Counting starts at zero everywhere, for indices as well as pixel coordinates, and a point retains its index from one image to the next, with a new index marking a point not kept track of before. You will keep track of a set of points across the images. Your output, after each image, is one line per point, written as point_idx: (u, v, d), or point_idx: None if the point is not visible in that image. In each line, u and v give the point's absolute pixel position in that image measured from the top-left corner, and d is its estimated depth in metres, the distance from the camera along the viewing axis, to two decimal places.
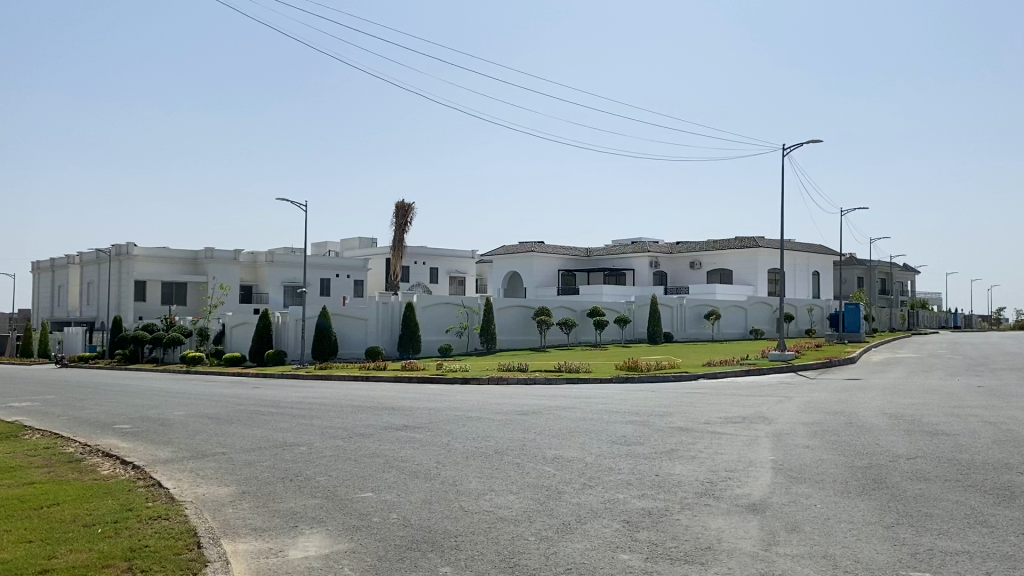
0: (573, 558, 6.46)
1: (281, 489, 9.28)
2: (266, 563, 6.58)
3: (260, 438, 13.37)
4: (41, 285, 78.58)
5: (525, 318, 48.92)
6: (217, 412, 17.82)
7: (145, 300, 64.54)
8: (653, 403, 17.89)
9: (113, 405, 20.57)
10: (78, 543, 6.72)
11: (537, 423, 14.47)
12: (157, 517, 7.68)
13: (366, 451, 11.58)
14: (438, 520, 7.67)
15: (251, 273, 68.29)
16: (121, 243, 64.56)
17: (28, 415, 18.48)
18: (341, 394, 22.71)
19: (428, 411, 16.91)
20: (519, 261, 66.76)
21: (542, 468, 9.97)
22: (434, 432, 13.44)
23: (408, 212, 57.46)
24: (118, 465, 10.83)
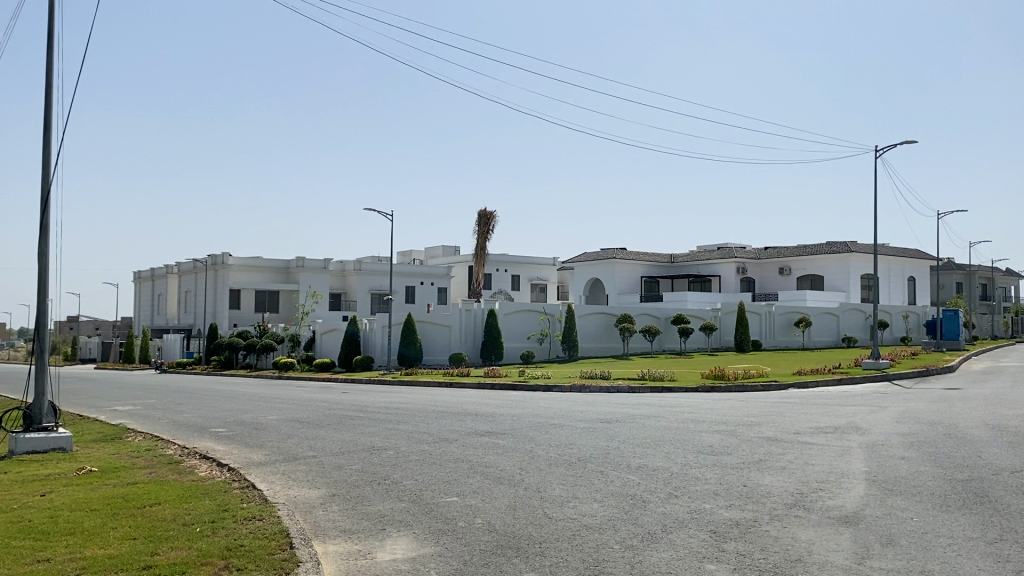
0: (658, 567, 6.41)
1: (368, 492, 9.48)
2: (355, 564, 6.74)
3: (348, 442, 13.70)
4: (142, 293, 82.20)
5: (607, 325, 48.70)
6: (308, 416, 18.33)
7: (239, 308, 66.80)
8: (741, 412, 17.56)
9: (210, 408, 21.43)
10: (178, 541, 7.01)
11: (620, 430, 14.42)
12: (252, 518, 7.96)
13: (451, 456, 11.73)
14: (522, 526, 7.71)
15: (340, 281, 70.11)
16: (217, 254, 66.99)
17: (132, 418, 19.39)
18: (426, 399, 23.03)
19: (512, 418, 16.98)
20: (602, 268, 66.45)
21: (626, 476, 9.90)
22: (517, 438, 13.50)
23: (490, 220, 57.82)
24: (214, 467, 11.27)
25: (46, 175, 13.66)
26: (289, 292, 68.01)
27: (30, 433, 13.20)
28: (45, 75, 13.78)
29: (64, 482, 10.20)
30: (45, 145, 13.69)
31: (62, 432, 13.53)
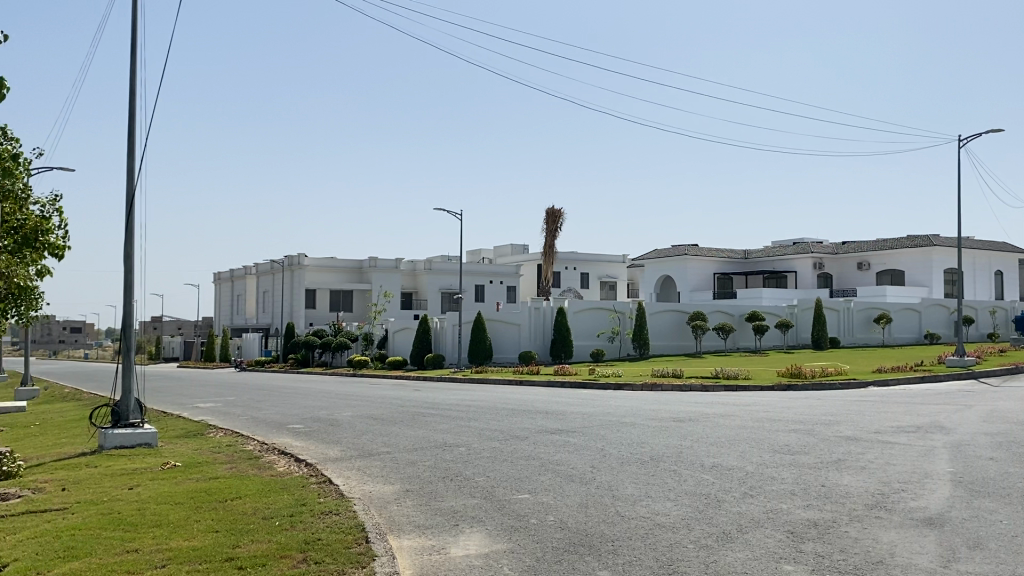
0: (734, 567, 6.31)
1: (441, 489, 9.58)
2: (429, 560, 6.80)
3: (420, 438, 13.85)
4: (222, 294, 84.71)
5: (679, 323, 48.18)
6: (382, 413, 18.61)
7: (315, 307, 68.19)
8: (817, 410, 17.17)
9: (287, 405, 21.99)
10: (259, 534, 7.21)
11: (693, 429, 14.26)
12: (328, 512, 8.12)
13: (522, 454, 11.75)
14: (595, 524, 7.68)
15: (411, 280, 71.04)
16: (293, 254, 68.59)
17: (214, 414, 20.05)
18: (497, 397, 23.16)
19: (583, 416, 16.95)
20: (672, 264, 65.72)
21: (699, 476, 9.77)
22: (589, 437, 13.47)
23: (559, 218, 57.76)
24: (292, 462, 11.53)
25: (131, 180, 14.17)
26: (362, 291, 69.20)
27: (118, 428, 13.72)
28: (130, 83, 14.30)
29: (151, 476, 10.56)
30: (130, 151, 14.21)
31: (149, 429, 14.05)
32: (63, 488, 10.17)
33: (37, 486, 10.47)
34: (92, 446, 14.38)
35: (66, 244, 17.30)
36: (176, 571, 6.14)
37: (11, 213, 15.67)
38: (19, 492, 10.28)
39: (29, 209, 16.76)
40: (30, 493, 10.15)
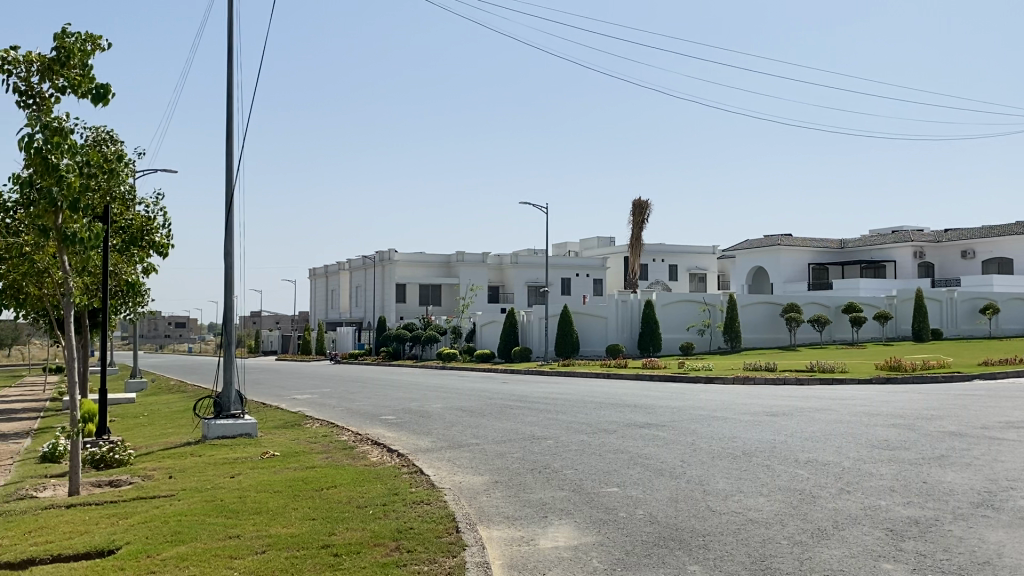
0: (831, 565, 6.14)
1: (530, 480, 9.64)
2: (518, 550, 6.87)
3: (508, 431, 13.95)
4: (316, 289, 87.11)
5: (772, 315, 47.15)
6: (471, 405, 18.86)
7: (405, 302, 69.42)
8: (920, 405, 16.50)
9: (379, 397, 22.46)
10: (353, 522, 7.40)
11: (787, 424, 13.93)
12: (420, 502, 8.28)
13: (611, 448, 11.70)
14: (685, 518, 7.60)
15: (498, 274, 71.51)
16: (384, 250, 69.94)
17: (310, 406, 20.66)
18: (584, 390, 23.13)
19: (673, 409, 16.77)
20: (764, 255, 64.29)
21: (793, 471, 9.55)
22: (679, 431, 13.32)
23: (646, 209, 57.11)
24: (385, 453, 11.80)
25: (229, 180, 14.72)
26: (451, 286, 70.10)
27: (221, 419, 14.30)
28: (226, 87, 14.84)
29: (251, 466, 10.98)
30: (228, 154, 14.75)
31: (249, 419, 14.58)
32: (169, 476, 10.68)
33: (147, 475, 11.02)
34: (196, 435, 15.02)
35: (170, 242, 18.16)
36: (276, 556, 6.37)
37: (120, 214, 16.51)
38: (130, 480, 10.83)
39: (135, 210, 17.66)
40: (139, 480, 10.68)
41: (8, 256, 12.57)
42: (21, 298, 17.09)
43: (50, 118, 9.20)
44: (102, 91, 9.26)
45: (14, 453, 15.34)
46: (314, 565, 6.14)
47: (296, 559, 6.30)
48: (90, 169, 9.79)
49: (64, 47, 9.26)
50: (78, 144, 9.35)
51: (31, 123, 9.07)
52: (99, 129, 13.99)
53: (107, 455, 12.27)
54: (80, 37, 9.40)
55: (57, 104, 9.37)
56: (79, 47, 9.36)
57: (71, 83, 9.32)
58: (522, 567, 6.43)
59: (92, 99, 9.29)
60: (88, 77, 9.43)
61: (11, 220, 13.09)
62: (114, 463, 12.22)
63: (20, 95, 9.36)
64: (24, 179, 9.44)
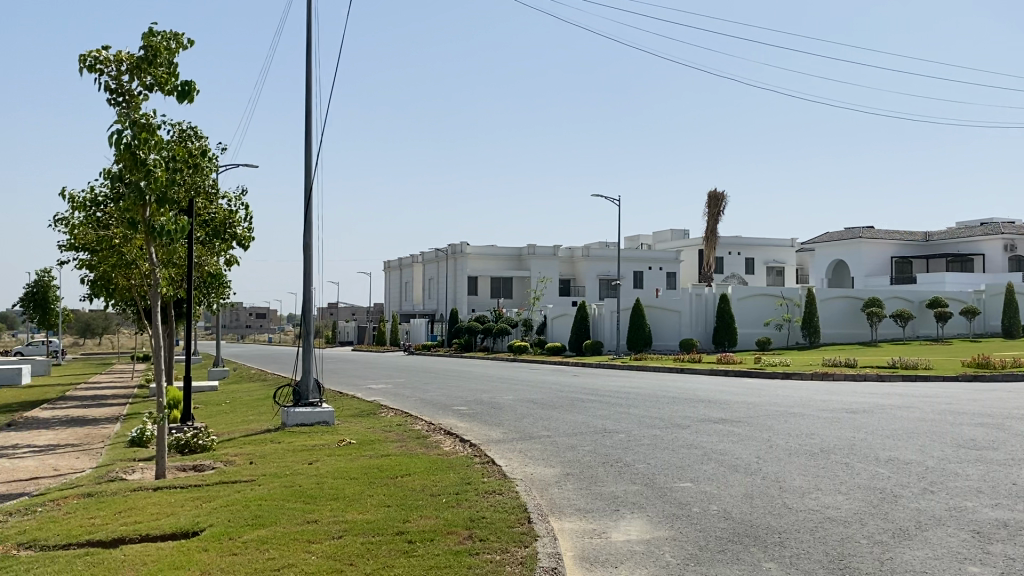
0: (912, 566, 5.97)
1: (602, 473, 9.63)
2: (590, 543, 6.86)
3: (579, 424, 13.96)
4: (391, 282, 88.44)
5: (852, 310, 45.92)
6: (543, 397, 18.90)
7: (477, 294, 70.09)
8: (1010, 404, 15.84)
9: (451, 388, 22.70)
10: (427, 510, 7.51)
11: (868, 421, 13.54)
12: (492, 492, 8.35)
13: (684, 442, 11.59)
14: (760, 515, 7.48)
15: (570, 267, 71.39)
16: (456, 242, 70.60)
17: (385, 395, 21.05)
18: (657, 385, 22.90)
19: (749, 405, 16.48)
20: (845, 248, 62.58)
21: (874, 469, 9.30)
22: (754, 427, 13.10)
23: (721, 201, 56.16)
24: (457, 443, 11.92)
25: (307, 174, 15.05)
26: (522, 278, 70.35)
27: (299, 407, 14.66)
28: (305, 83, 15.15)
29: (328, 453, 11.24)
30: (306, 149, 15.07)
31: (326, 407, 14.91)
32: (250, 461, 11.01)
33: (229, 460, 11.39)
34: (276, 423, 15.42)
35: (251, 235, 18.70)
36: (352, 542, 6.50)
37: (205, 209, 17.05)
38: (213, 465, 11.20)
39: (219, 204, 18.21)
40: (221, 465, 11.02)
41: (99, 247, 13.12)
42: (110, 289, 17.82)
43: (137, 116, 9.55)
44: (186, 87, 9.62)
45: (105, 438, 16.02)
46: (389, 551, 6.25)
47: (372, 545, 6.42)
48: (175, 164, 10.16)
49: (151, 45, 9.60)
50: (164, 140, 9.72)
51: (120, 120, 9.44)
52: (184, 126, 14.48)
53: (191, 440, 12.71)
54: (166, 35, 9.72)
55: (144, 102, 9.74)
56: (164, 45, 9.69)
57: (157, 81, 9.67)
58: (595, 559, 6.42)
59: (177, 97, 9.64)
60: (173, 74, 9.77)
61: (101, 213, 13.63)
62: (198, 449, 12.64)
63: (110, 93, 9.76)
64: (114, 173, 9.83)
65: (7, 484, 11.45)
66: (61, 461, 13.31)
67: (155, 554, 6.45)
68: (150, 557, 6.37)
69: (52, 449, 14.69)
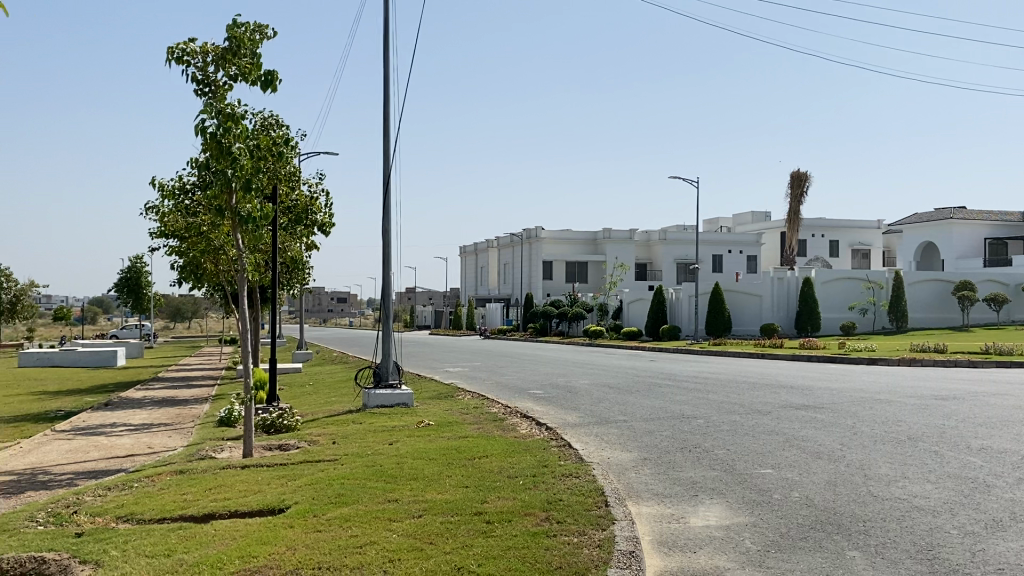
0: (1007, 558, 5.75)
1: (680, 459, 9.56)
2: (668, 528, 6.83)
3: (657, 409, 13.86)
4: (467, 266, 89.15)
5: (942, 293, 44.23)
6: (619, 382, 18.86)
7: (552, 278, 70.11)
8: None
9: (528, 371, 22.83)
10: (504, 491, 7.59)
11: (959, 409, 13.04)
12: (568, 474, 8.38)
13: (765, 429, 11.37)
14: (844, 502, 7.31)
15: (646, 251, 70.74)
16: (530, 227, 70.91)
17: (463, 379, 21.30)
18: (736, 370, 22.54)
19: (832, 391, 16.09)
20: (935, 230, 60.27)
21: (965, 458, 8.96)
22: (838, 413, 12.79)
23: (804, 181, 54.74)
24: (534, 426, 11.98)
25: (386, 162, 15.27)
26: (597, 262, 70.03)
27: (380, 389, 14.92)
28: (383, 72, 15.35)
29: (408, 434, 11.43)
30: (384, 135, 15.28)
31: (405, 389, 15.15)
32: (333, 441, 11.29)
33: (312, 440, 11.69)
34: (358, 404, 15.77)
35: (332, 220, 19.08)
36: (432, 521, 6.62)
37: (288, 196, 17.47)
38: (297, 444, 11.52)
39: (301, 191, 18.60)
40: (305, 445, 11.32)
41: (188, 234, 13.62)
42: (199, 274, 18.46)
43: (223, 104, 9.85)
44: (269, 77, 9.88)
45: (196, 417, 16.67)
46: (467, 531, 6.33)
47: (451, 524, 6.52)
48: (261, 151, 10.46)
49: (235, 37, 9.86)
50: (248, 129, 10.00)
51: (206, 110, 9.74)
52: (268, 116, 14.84)
53: (277, 421, 13.09)
54: (250, 27, 9.97)
55: (229, 92, 10.04)
56: (248, 37, 9.94)
57: (242, 71, 9.94)
58: (672, 544, 6.38)
59: (261, 87, 9.90)
60: (257, 65, 10.01)
61: (189, 202, 14.12)
62: (283, 429, 13.02)
63: (197, 84, 10.07)
64: (201, 162, 10.16)
65: (106, 460, 12.01)
66: (155, 439, 13.88)
67: (243, 530, 6.68)
68: (239, 532, 6.61)
69: (147, 427, 15.38)
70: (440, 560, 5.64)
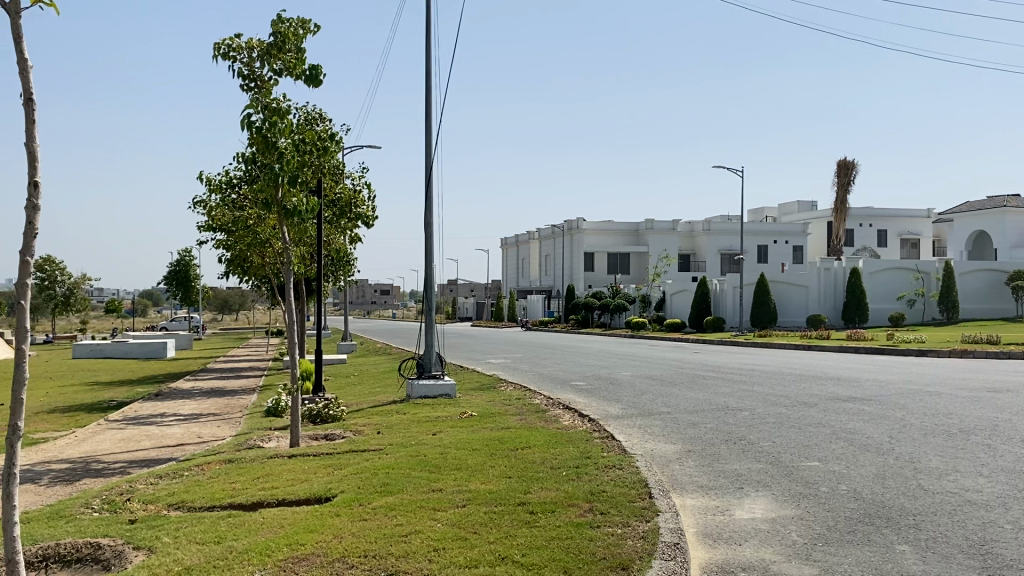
0: None
1: (724, 451, 9.47)
2: (713, 520, 6.79)
3: (701, 401, 13.76)
4: (508, 259, 89.18)
5: (995, 284, 43.18)
6: (663, 374, 18.78)
7: (593, 270, 69.94)
8: None
9: (570, 363, 22.81)
10: (548, 482, 7.61)
11: (1012, 401, 12.72)
12: (611, 466, 8.37)
13: (812, 421, 11.22)
14: (893, 496, 7.19)
15: (689, 242, 70.13)
16: (572, 218, 70.69)
17: (506, 370, 21.35)
18: (782, 362, 22.26)
19: (881, 383, 15.83)
20: (987, 219, 58.82)
21: (1019, 452, 8.74)
22: (886, 405, 12.58)
23: (851, 170, 53.80)
24: (577, 417, 11.97)
25: (428, 153, 15.34)
26: (640, 254, 69.66)
27: (423, 379, 15.04)
28: (425, 65, 15.40)
29: (451, 424, 11.50)
30: (427, 128, 15.35)
31: (448, 380, 15.24)
32: (377, 432, 11.43)
33: (358, 430, 11.84)
34: (401, 395, 15.92)
35: (375, 213, 19.25)
36: (476, 511, 6.66)
37: (332, 190, 17.67)
38: (343, 434, 11.68)
39: (345, 184, 18.78)
40: (350, 435, 11.48)
41: (235, 228, 13.84)
42: (245, 266, 18.74)
43: (268, 99, 10.00)
44: (313, 72, 9.98)
45: (244, 407, 16.97)
46: (511, 521, 6.36)
47: (495, 514, 6.56)
48: (306, 145, 10.59)
49: (280, 32, 9.97)
50: (293, 123, 10.13)
51: (252, 105, 9.90)
52: (313, 110, 15.00)
53: (323, 411, 13.28)
54: (294, 22, 10.08)
55: (275, 87, 10.17)
56: (292, 32, 10.05)
57: (287, 66, 10.05)
58: (717, 537, 6.33)
59: (305, 82, 10.00)
60: (302, 59, 10.10)
61: (236, 195, 14.36)
62: (329, 419, 13.21)
63: (243, 79, 10.22)
64: (248, 157, 10.31)
65: (157, 449, 12.29)
66: (204, 429, 14.16)
67: (291, 518, 6.79)
68: (287, 520, 6.72)
69: (196, 418, 15.67)
70: (484, 549, 5.69)
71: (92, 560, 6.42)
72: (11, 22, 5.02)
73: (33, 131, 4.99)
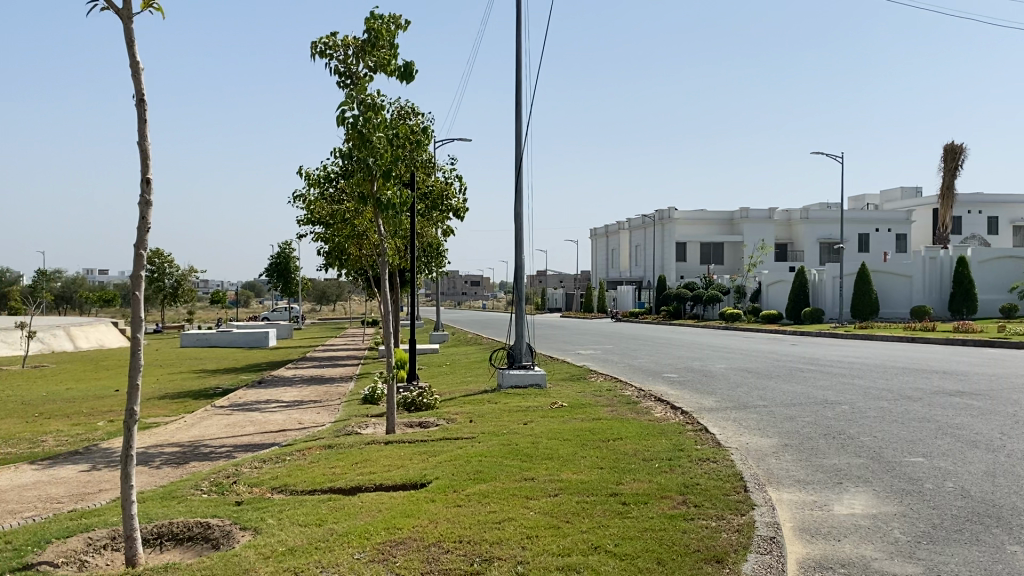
0: None
1: (824, 446, 9.23)
2: (810, 515, 6.64)
3: (798, 394, 13.44)
4: (598, 249, 88.77)
5: None
6: (758, 366, 18.41)
7: (686, 260, 69.03)
8: None
9: (662, 354, 22.58)
10: (640, 473, 7.57)
11: None
12: (706, 459, 8.27)
13: (916, 416, 10.82)
14: (1005, 495, 6.89)
15: (785, 231, 68.41)
16: (663, 208, 70.00)
17: (596, 361, 21.31)
18: (884, 354, 21.48)
19: (991, 377, 15.10)
20: None
21: None
22: (998, 400, 12.01)
23: (959, 153, 51.33)
24: (669, 410, 11.87)
25: (519, 144, 15.42)
26: (734, 243, 68.37)
27: (514, 369, 15.15)
28: (515, 56, 15.47)
29: (542, 414, 11.57)
30: (517, 120, 15.44)
31: (538, 370, 15.32)
32: (470, 420, 11.58)
33: (451, 418, 12.03)
34: (493, 385, 16.08)
35: (466, 205, 19.52)
36: (568, 500, 6.70)
37: (424, 182, 18.03)
38: (437, 422, 11.90)
39: (437, 177, 19.12)
40: (444, 423, 11.68)
41: (334, 221, 14.27)
42: (343, 259, 19.33)
43: (363, 94, 10.18)
44: (404, 67, 10.16)
45: (342, 394, 17.48)
46: (604, 511, 6.38)
47: (587, 504, 6.59)
48: (399, 140, 10.76)
49: (373, 29, 10.18)
50: (386, 117, 10.33)
51: (348, 101, 10.13)
52: (406, 105, 15.32)
53: (417, 399, 13.53)
54: (386, 19, 10.27)
55: (369, 83, 10.41)
56: (385, 28, 10.24)
57: (380, 63, 10.27)
58: (815, 532, 6.21)
59: (398, 78, 10.21)
60: (395, 56, 10.31)
61: (333, 190, 14.78)
62: (424, 406, 13.47)
63: (339, 76, 10.50)
64: (345, 152, 10.60)
65: (260, 435, 12.78)
66: (305, 415, 14.65)
67: (388, 503, 6.98)
68: (384, 505, 6.91)
69: (298, 404, 16.24)
70: (576, 539, 5.72)
71: (202, 539, 6.76)
72: (125, 27, 5.31)
73: (145, 130, 5.27)
